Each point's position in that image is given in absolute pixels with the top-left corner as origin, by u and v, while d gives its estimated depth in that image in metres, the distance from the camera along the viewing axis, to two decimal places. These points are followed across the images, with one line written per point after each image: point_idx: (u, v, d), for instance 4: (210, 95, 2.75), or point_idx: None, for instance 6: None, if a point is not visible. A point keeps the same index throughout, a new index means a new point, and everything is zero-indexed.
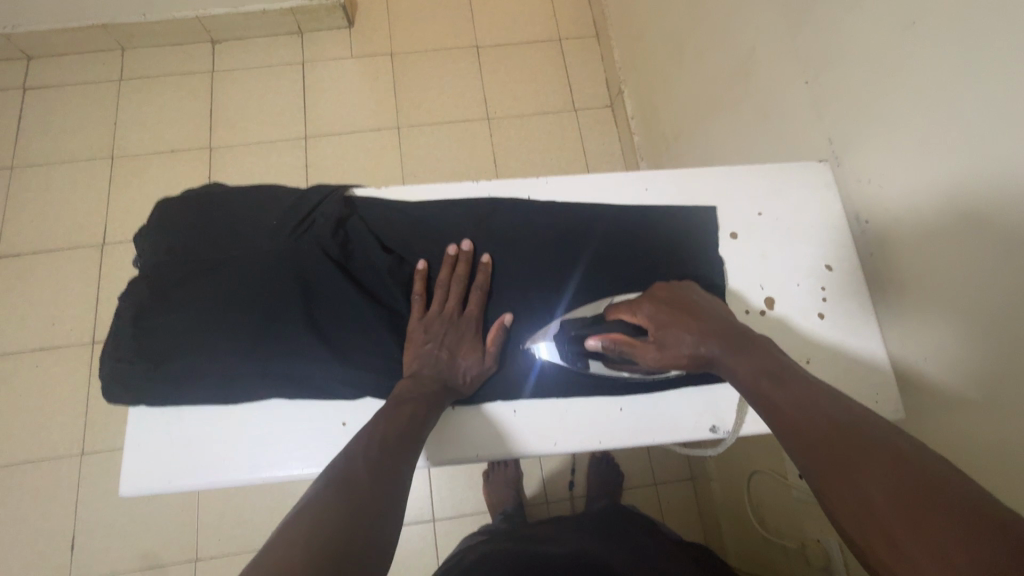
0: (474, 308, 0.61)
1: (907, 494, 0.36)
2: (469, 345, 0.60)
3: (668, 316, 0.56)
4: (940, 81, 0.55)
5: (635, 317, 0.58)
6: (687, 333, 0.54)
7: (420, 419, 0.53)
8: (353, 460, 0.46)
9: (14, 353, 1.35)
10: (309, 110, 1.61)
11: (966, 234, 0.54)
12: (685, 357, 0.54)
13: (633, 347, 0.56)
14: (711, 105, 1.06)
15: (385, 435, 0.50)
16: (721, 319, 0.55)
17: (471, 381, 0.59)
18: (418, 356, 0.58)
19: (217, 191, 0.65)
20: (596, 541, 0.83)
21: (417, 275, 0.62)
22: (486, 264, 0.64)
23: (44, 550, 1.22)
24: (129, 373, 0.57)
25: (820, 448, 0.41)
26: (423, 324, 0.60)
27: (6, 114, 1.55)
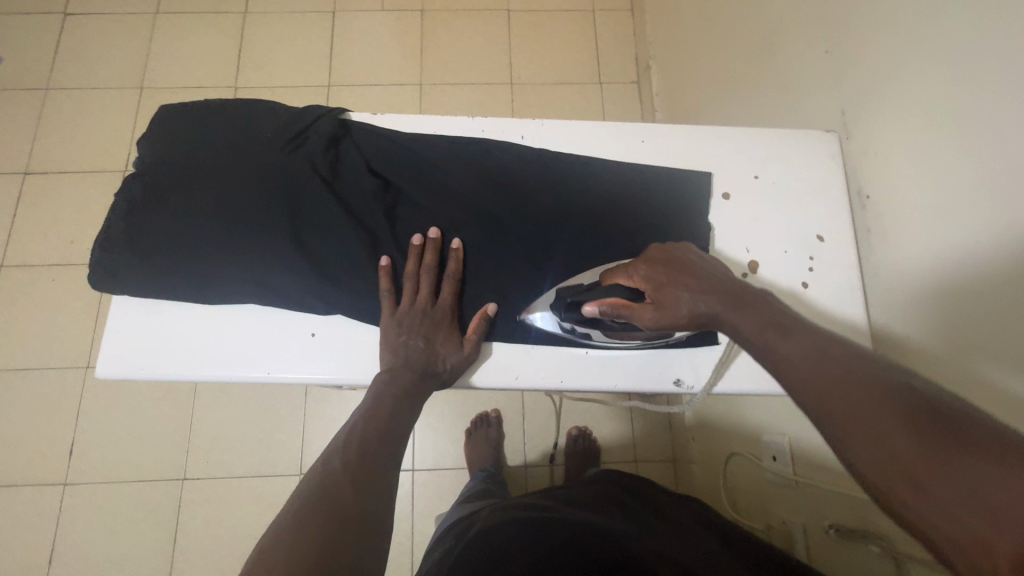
0: (448, 297, 0.60)
1: (923, 430, 0.34)
2: (446, 333, 0.59)
3: (665, 275, 0.54)
4: (962, 44, 0.53)
5: (631, 281, 0.57)
6: (685, 291, 0.52)
7: (400, 415, 0.53)
8: (331, 470, 0.45)
9: (33, 265, 1.40)
10: (335, 59, 1.62)
11: (971, 211, 0.53)
12: (683, 317, 0.52)
13: (629, 309, 0.55)
14: (733, 79, 1.03)
15: (363, 439, 0.49)
16: (719, 276, 0.53)
17: (453, 368, 0.58)
18: (394, 349, 0.57)
19: (217, 102, 0.66)
20: (586, 503, 0.81)
21: (382, 271, 0.59)
22: (457, 250, 0.61)
23: (43, 453, 1.28)
24: (114, 261, 0.58)
25: (837, 397, 0.39)
26: (396, 319, 0.58)
27: (46, 36, 1.60)
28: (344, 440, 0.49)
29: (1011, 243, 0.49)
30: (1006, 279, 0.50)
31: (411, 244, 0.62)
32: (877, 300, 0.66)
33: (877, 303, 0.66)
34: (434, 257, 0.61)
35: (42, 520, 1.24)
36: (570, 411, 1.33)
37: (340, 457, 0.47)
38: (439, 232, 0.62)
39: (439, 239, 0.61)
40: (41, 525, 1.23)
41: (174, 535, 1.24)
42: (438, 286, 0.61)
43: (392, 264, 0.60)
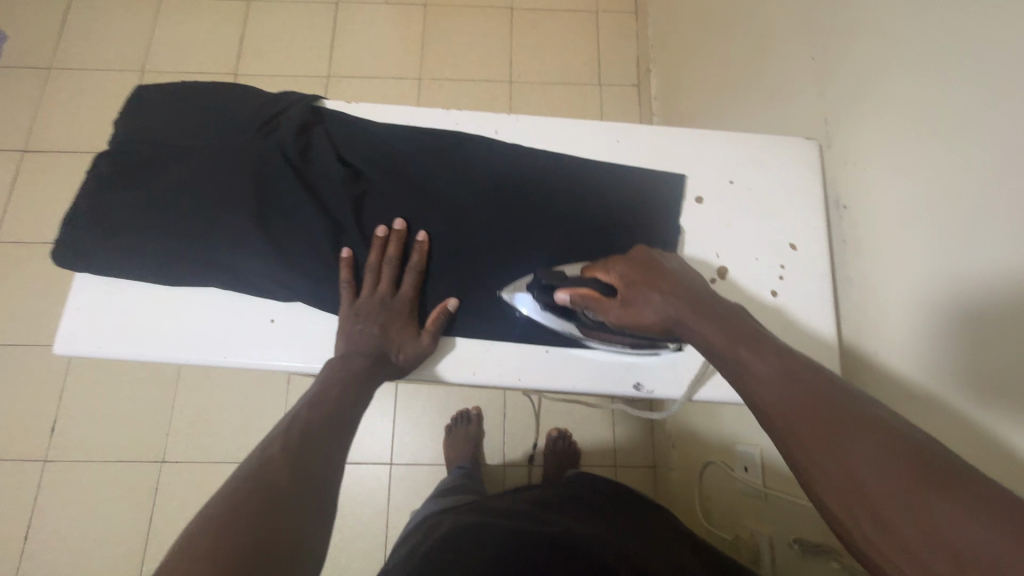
0: (408, 288, 0.60)
1: (890, 461, 0.33)
2: (403, 323, 0.58)
3: (638, 277, 0.53)
4: (942, 54, 0.53)
5: (607, 277, 0.57)
6: (655, 294, 0.51)
7: (347, 401, 0.52)
8: (270, 454, 0.44)
9: (26, 242, 1.41)
10: (337, 49, 1.62)
11: (940, 224, 0.53)
12: (649, 320, 0.51)
13: (599, 303, 0.55)
14: (727, 83, 1.02)
15: (306, 424, 0.48)
16: (695, 285, 0.52)
17: (407, 358, 0.58)
18: (348, 337, 0.57)
19: (192, 86, 0.66)
20: (555, 510, 0.79)
21: (342, 263, 0.59)
22: (421, 243, 0.61)
23: (25, 429, 1.28)
24: (80, 237, 0.59)
25: (804, 421, 0.38)
26: (354, 309, 0.58)
27: (52, 16, 1.61)
28: (285, 426, 0.47)
29: (979, 258, 0.49)
30: (972, 294, 0.49)
31: (375, 235, 0.61)
32: (846, 311, 0.66)
33: (847, 315, 0.65)
34: (398, 249, 0.60)
35: (21, 494, 1.25)
36: (552, 412, 1.33)
37: (280, 442, 0.45)
38: (404, 223, 0.61)
39: (404, 230, 0.61)
40: (19, 500, 1.24)
41: (150, 517, 1.24)
42: (400, 277, 0.61)
43: (353, 255, 0.60)
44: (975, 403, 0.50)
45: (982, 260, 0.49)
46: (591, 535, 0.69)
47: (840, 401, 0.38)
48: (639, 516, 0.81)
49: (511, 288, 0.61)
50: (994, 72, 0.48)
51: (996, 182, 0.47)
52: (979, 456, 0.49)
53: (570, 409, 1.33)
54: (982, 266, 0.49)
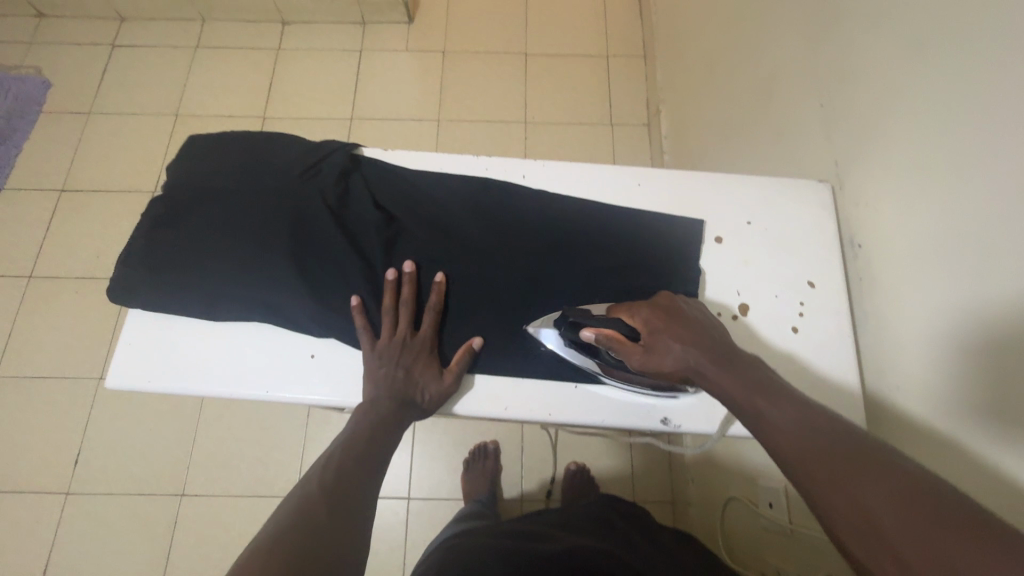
0: (428, 329, 0.62)
1: (905, 505, 0.36)
2: (424, 364, 0.60)
3: (660, 326, 0.55)
4: (941, 106, 0.57)
5: (631, 319, 0.58)
6: (675, 343, 0.53)
7: (379, 443, 0.54)
8: (310, 490, 0.46)
9: (59, 278, 1.47)
10: (359, 93, 1.70)
11: (947, 264, 0.56)
12: (668, 367, 0.53)
13: (622, 345, 0.56)
14: (736, 126, 1.07)
15: (340, 465, 0.50)
16: (714, 336, 0.54)
17: (432, 399, 0.60)
18: (373, 380, 0.59)
19: (240, 135, 0.71)
20: (574, 528, 0.80)
21: (354, 310, 0.61)
22: (438, 283, 0.63)
23: (48, 461, 1.30)
24: (130, 276, 0.63)
25: (819, 466, 0.40)
26: (375, 353, 0.60)
27: (94, 66, 1.72)
28: (321, 466, 0.50)
29: (986, 298, 0.51)
30: (981, 332, 0.52)
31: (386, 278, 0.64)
32: (863, 348, 0.67)
33: (864, 353, 0.67)
34: (411, 292, 0.63)
35: (41, 528, 1.25)
36: (568, 446, 1.32)
37: (316, 480, 0.48)
38: (413, 265, 0.64)
39: (413, 273, 0.64)
40: (39, 533, 1.25)
41: (167, 553, 1.24)
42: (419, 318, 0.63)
43: (362, 303, 0.62)
44: (990, 441, 0.51)
45: (989, 300, 0.51)
46: (604, 551, 0.70)
47: (853, 448, 0.41)
48: (663, 542, 0.81)
49: (537, 324, 0.63)
50: (991, 124, 0.51)
51: (998, 226, 0.50)
52: (996, 491, 0.50)
53: (587, 443, 1.33)
54: (990, 307, 0.51)
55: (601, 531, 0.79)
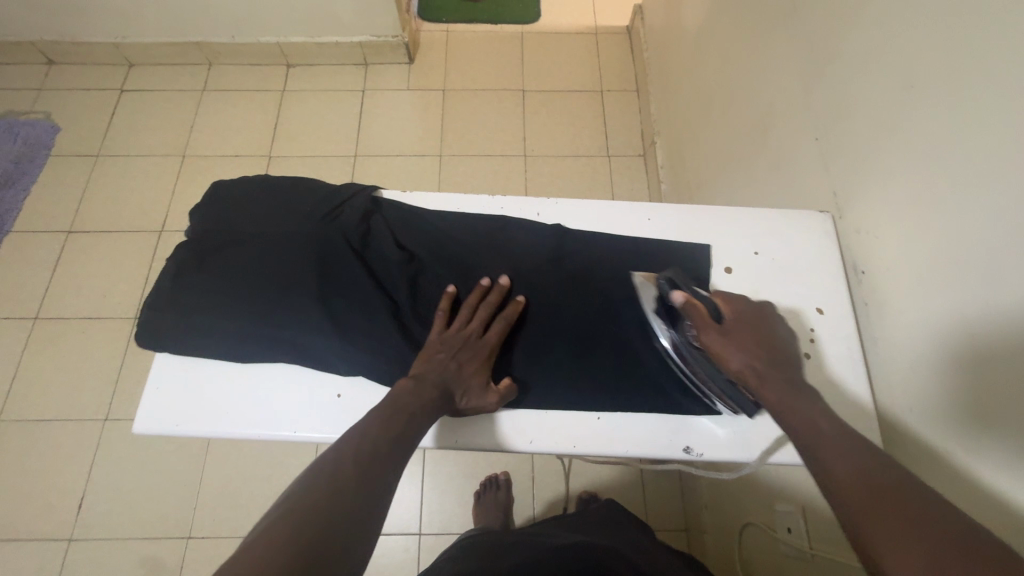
0: (495, 336, 0.64)
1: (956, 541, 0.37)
2: (478, 367, 0.61)
3: (747, 327, 0.59)
4: (936, 143, 0.60)
5: (724, 309, 0.61)
6: (751, 345, 0.57)
7: (413, 428, 0.54)
8: (341, 466, 0.46)
9: (65, 319, 1.47)
10: (363, 131, 1.75)
11: (952, 291, 0.58)
12: (732, 358, 0.56)
13: (702, 319, 0.59)
14: (733, 156, 1.11)
15: (376, 440, 0.50)
16: (788, 363, 0.57)
17: (465, 402, 0.60)
18: (427, 360, 0.60)
19: (264, 179, 0.74)
20: (606, 540, 0.82)
21: (446, 295, 0.66)
22: (518, 302, 0.66)
23: (52, 506, 1.28)
24: (159, 319, 0.64)
25: (872, 490, 0.42)
26: (441, 338, 0.62)
27: (102, 110, 1.76)
28: (359, 436, 0.50)
29: (990, 324, 0.53)
30: (989, 358, 0.54)
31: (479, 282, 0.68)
32: (871, 370, 0.69)
33: (874, 376, 0.69)
34: (497, 299, 0.66)
35: None
36: (580, 474, 1.32)
37: (349, 454, 0.48)
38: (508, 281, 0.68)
39: (507, 287, 0.67)
40: None
41: None
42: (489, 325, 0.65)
43: (455, 293, 0.66)
44: (1001, 464, 0.52)
45: (994, 327, 0.53)
46: (599, 544, 0.77)
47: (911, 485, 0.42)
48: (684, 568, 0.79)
49: (647, 276, 0.67)
50: (983, 162, 0.54)
51: (999, 256, 0.53)
52: (1011, 512, 0.51)
53: (599, 471, 1.33)
54: (995, 333, 0.53)
55: (629, 547, 0.81)
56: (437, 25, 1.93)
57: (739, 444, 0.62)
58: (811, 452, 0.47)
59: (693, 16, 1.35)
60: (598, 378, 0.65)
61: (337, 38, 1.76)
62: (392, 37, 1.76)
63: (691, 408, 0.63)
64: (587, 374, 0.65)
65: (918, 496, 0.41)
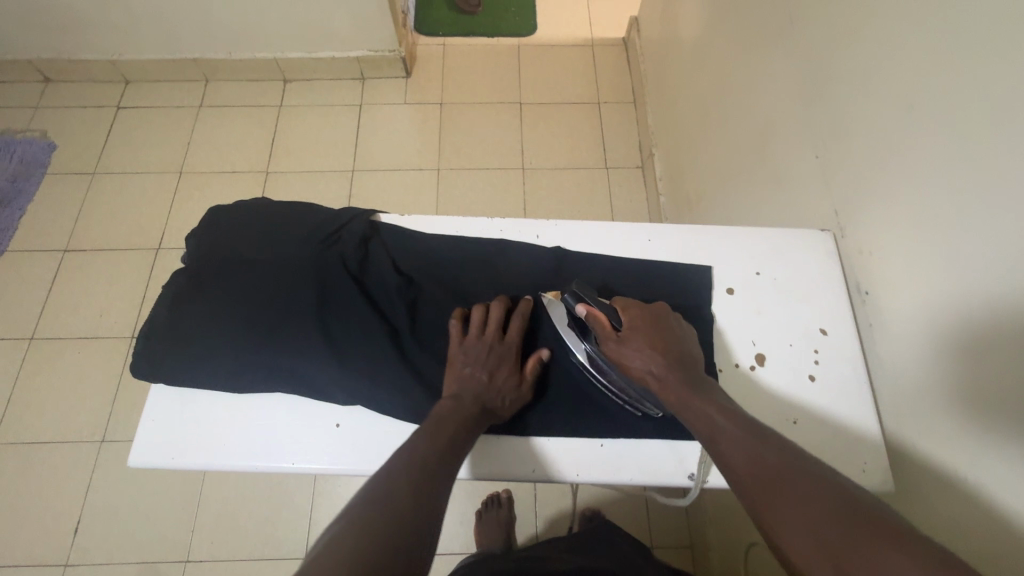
0: (515, 333, 0.63)
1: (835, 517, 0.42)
2: (507, 370, 0.61)
3: (644, 328, 0.60)
4: (937, 164, 0.60)
5: (624, 314, 0.62)
6: (647, 348, 0.59)
7: (460, 442, 0.54)
8: (396, 482, 0.47)
9: (61, 339, 1.46)
10: (360, 146, 1.75)
11: (950, 314, 0.58)
12: (633, 367, 0.59)
13: (603, 329, 0.61)
14: (732, 171, 1.11)
15: (425, 456, 0.51)
16: (687, 358, 0.59)
17: (508, 407, 0.61)
18: (458, 377, 0.60)
19: (261, 204, 0.73)
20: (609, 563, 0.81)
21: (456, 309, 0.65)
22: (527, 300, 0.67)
23: (48, 531, 1.26)
24: (154, 350, 0.63)
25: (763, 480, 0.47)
26: (462, 349, 0.62)
27: (99, 127, 1.76)
28: (406, 454, 0.51)
29: (998, 349, 0.53)
30: (995, 383, 0.53)
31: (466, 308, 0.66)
32: (877, 391, 0.68)
33: (880, 398, 0.68)
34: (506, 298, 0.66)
35: None
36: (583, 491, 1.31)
37: (400, 471, 0.49)
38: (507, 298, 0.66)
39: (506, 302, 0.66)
40: None
41: None
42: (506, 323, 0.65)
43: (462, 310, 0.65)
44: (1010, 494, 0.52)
45: (999, 353, 0.53)
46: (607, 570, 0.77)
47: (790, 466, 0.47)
48: None
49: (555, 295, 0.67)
50: (984, 186, 0.54)
51: (996, 282, 0.53)
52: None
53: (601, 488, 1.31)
54: (1001, 359, 0.52)
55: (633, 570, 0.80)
56: (434, 39, 1.94)
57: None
58: (713, 451, 0.52)
59: (689, 30, 1.35)
60: (601, 404, 0.64)
61: (334, 53, 1.76)
62: (389, 51, 1.77)
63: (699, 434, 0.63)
64: (590, 401, 0.64)
65: (801, 480, 0.46)
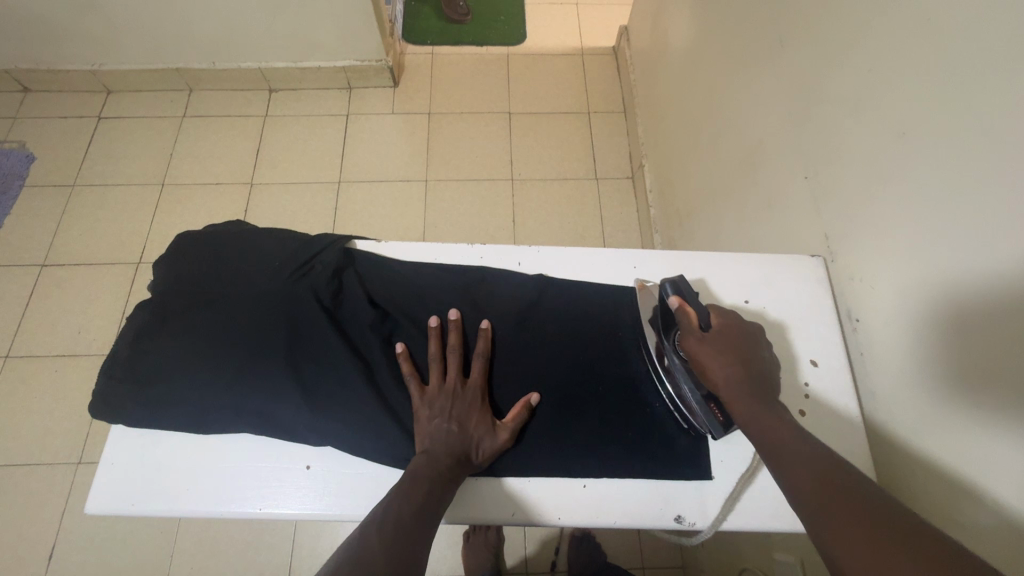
0: (478, 375, 0.61)
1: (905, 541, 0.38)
2: (479, 416, 0.59)
3: (730, 339, 0.57)
4: (924, 205, 0.58)
5: (717, 318, 0.59)
6: (730, 357, 0.55)
7: (434, 495, 0.52)
8: (369, 543, 0.46)
9: (38, 357, 1.42)
10: (346, 157, 1.72)
11: (947, 352, 0.56)
12: (712, 367, 0.55)
13: (689, 324, 0.58)
14: (722, 187, 1.09)
15: (400, 513, 0.49)
16: (765, 379, 0.56)
17: (486, 455, 0.58)
18: (428, 432, 0.57)
19: (233, 231, 0.71)
20: None
21: (400, 357, 0.62)
22: (485, 329, 0.64)
23: (22, 557, 1.22)
24: (115, 390, 0.60)
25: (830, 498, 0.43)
26: (425, 403, 0.59)
27: (79, 138, 1.72)
28: (382, 514, 0.49)
29: (992, 401, 0.51)
30: (990, 436, 0.51)
31: (429, 326, 0.64)
32: (871, 432, 0.67)
33: (874, 439, 0.66)
34: (456, 339, 0.63)
35: None
36: None
37: (375, 530, 0.47)
38: (458, 313, 0.65)
39: (460, 321, 0.64)
40: None
41: None
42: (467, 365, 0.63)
43: (407, 349, 0.63)
44: (1008, 541, 0.50)
45: (997, 394, 0.51)
46: None
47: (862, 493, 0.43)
48: None
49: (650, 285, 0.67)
50: (973, 231, 0.53)
51: (995, 320, 0.51)
52: None
53: None
54: (1000, 398, 0.50)
55: None
56: (422, 48, 1.92)
57: (754, 514, 0.59)
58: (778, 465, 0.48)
59: (679, 41, 1.33)
60: (583, 441, 0.62)
61: (319, 63, 1.73)
62: (376, 61, 1.74)
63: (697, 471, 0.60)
64: (572, 440, 0.62)
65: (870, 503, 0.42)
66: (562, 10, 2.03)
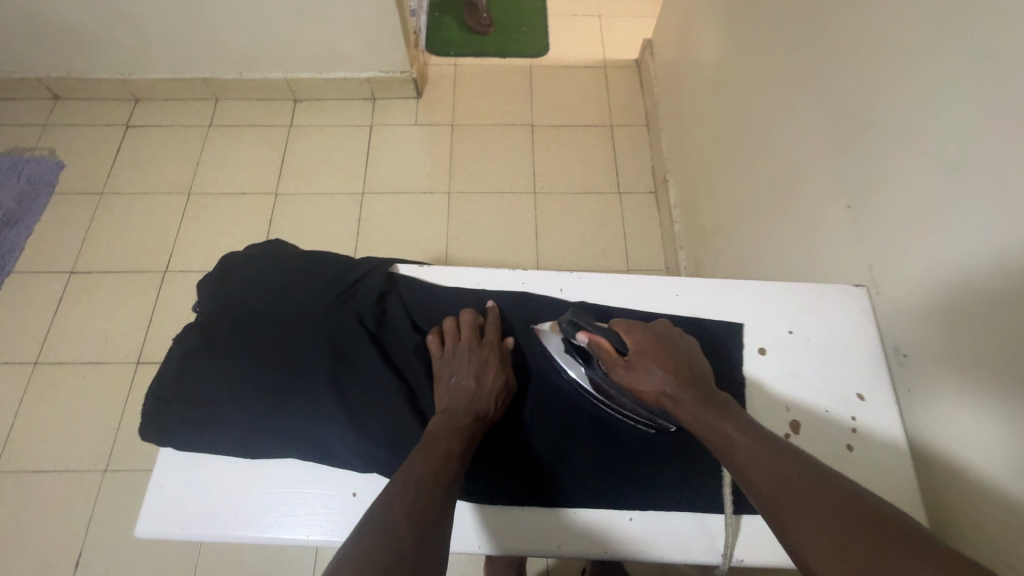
0: (492, 334, 0.65)
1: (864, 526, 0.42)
2: (492, 366, 0.62)
3: (651, 350, 0.60)
4: (979, 244, 0.57)
5: (627, 336, 0.62)
6: (657, 367, 0.59)
7: (455, 453, 0.54)
8: (392, 501, 0.47)
9: (65, 363, 1.44)
10: (370, 168, 1.73)
11: (1003, 390, 0.55)
12: (649, 389, 0.58)
13: (609, 355, 0.61)
14: (753, 207, 1.09)
15: (422, 474, 0.50)
16: (695, 369, 0.59)
17: (503, 404, 0.61)
18: (448, 390, 0.61)
19: (278, 252, 0.72)
20: None
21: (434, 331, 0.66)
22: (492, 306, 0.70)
23: (49, 564, 1.23)
24: (164, 412, 0.61)
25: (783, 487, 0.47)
26: (445, 360, 0.63)
27: (108, 146, 1.75)
28: (403, 477, 0.50)
29: None
30: None
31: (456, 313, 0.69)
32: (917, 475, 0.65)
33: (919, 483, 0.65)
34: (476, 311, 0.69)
35: None
36: None
37: (400, 490, 0.48)
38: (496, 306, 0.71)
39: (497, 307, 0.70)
40: None
41: None
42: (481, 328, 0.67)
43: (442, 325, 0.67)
44: None
45: None
46: None
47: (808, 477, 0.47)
48: None
49: (550, 326, 0.69)
50: None
51: None
52: None
53: None
54: None
55: None
56: (445, 59, 1.93)
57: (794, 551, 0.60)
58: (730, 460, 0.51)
59: (707, 57, 1.33)
60: (627, 472, 0.63)
61: (345, 74, 1.75)
62: (400, 72, 1.75)
63: (744, 504, 0.61)
64: (616, 471, 0.63)
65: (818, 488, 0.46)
66: (585, 22, 2.03)
